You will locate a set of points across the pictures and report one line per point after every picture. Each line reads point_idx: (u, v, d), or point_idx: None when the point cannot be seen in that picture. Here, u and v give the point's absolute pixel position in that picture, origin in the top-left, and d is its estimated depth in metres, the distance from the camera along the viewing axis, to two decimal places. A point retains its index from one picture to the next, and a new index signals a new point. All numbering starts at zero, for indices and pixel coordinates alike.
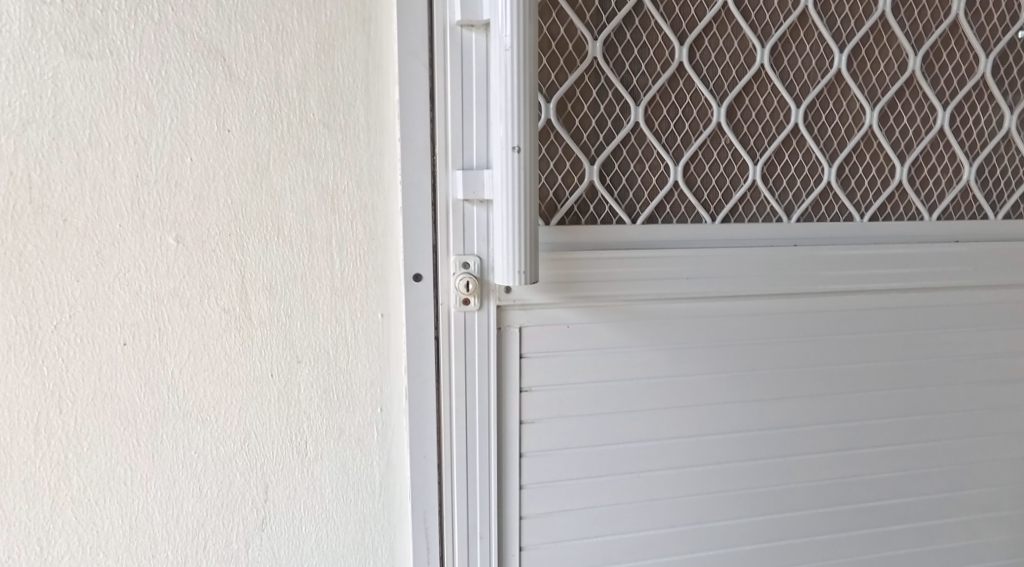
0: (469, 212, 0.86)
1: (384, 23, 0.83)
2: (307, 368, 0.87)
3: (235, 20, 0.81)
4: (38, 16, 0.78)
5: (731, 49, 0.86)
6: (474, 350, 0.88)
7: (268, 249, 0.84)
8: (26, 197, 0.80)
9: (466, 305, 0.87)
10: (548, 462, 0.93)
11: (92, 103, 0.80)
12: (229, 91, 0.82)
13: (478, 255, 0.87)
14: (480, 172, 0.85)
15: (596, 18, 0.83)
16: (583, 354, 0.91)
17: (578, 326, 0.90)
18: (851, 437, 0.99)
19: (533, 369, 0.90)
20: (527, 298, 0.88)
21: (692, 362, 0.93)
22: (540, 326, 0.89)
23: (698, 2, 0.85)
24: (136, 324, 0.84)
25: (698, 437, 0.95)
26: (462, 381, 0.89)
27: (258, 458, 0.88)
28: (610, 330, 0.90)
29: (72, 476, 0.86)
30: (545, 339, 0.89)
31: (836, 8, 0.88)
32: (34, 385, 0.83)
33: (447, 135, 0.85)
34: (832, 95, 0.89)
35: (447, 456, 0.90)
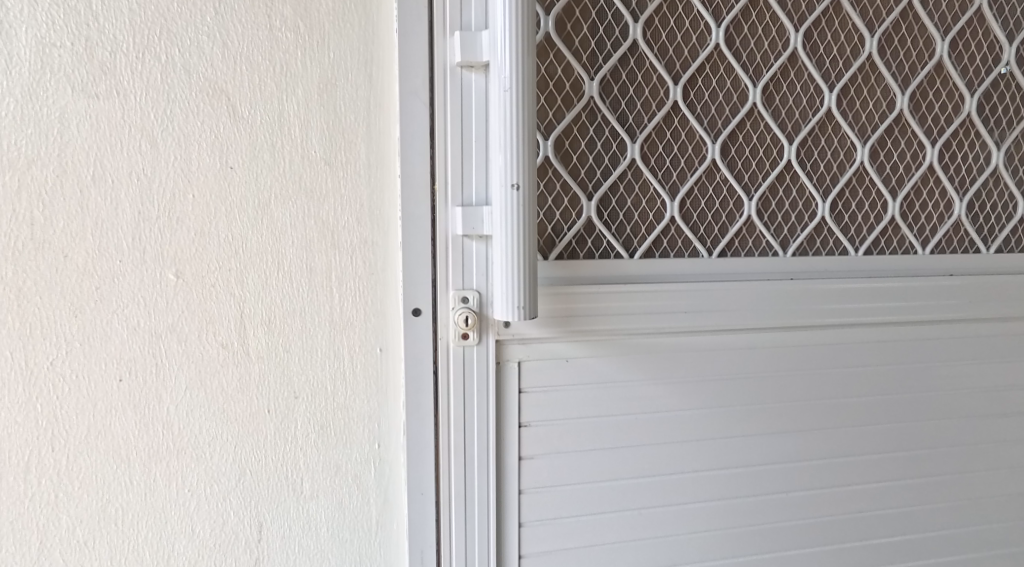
0: (468, 248, 0.87)
1: (385, 64, 0.85)
2: (305, 403, 0.86)
3: (240, 61, 0.82)
4: (47, 58, 0.79)
5: (724, 88, 0.89)
6: (473, 385, 0.88)
7: (268, 283, 0.85)
8: (28, 234, 0.81)
9: (465, 339, 0.87)
10: (548, 500, 0.91)
11: (97, 142, 0.81)
12: (233, 129, 0.83)
13: (477, 290, 0.88)
14: (480, 208, 0.86)
15: (592, 58, 0.86)
16: (582, 388, 0.90)
17: (577, 360, 0.90)
18: (854, 473, 0.98)
19: (532, 404, 0.90)
20: (526, 332, 0.88)
21: (692, 396, 0.92)
22: (539, 360, 0.89)
23: (691, 43, 0.88)
24: (133, 360, 0.84)
25: (699, 473, 0.94)
26: (461, 417, 0.88)
27: (254, 496, 0.87)
28: (610, 364, 0.90)
29: (63, 516, 0.84)
30: (544, 374, 0.89)
31: (824, 49, 0.91)
32: (27, 423, 0.82)
33: (447, 172, 0.86)
34: (823, 133, 0.92)
35: (446, 494, 0.89)
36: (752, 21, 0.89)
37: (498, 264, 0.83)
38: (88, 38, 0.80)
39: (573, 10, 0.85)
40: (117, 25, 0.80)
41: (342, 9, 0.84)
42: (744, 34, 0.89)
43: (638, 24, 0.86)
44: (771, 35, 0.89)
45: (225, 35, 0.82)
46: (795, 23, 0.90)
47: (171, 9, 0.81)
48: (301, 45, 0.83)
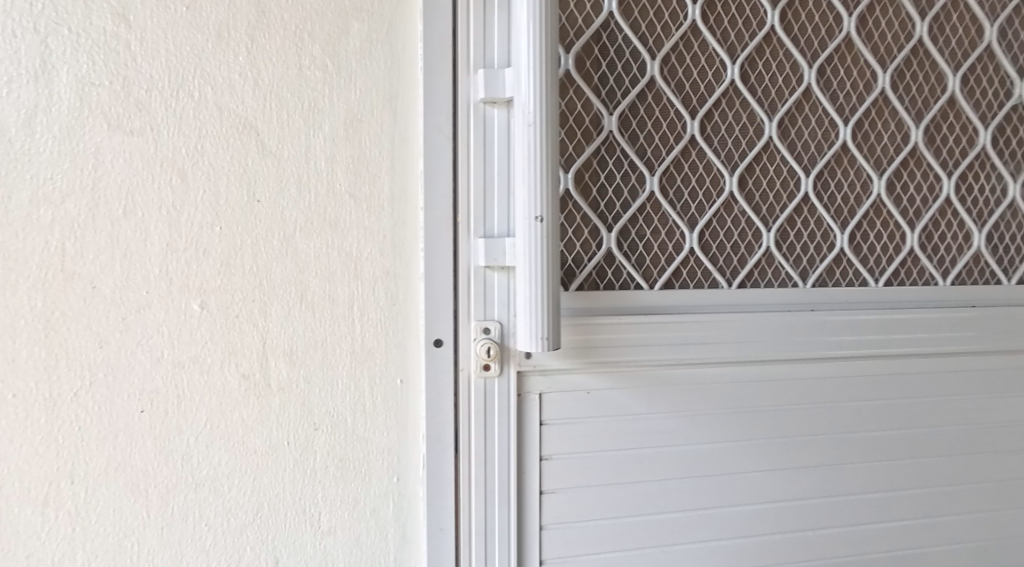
0: (490, 279, 0.88)
1: (409, 100, 0.88)
2: (324, 435, 0.86)
3: (270, 98, 0.85)
4: (86, 96, 0.82)
5: (741, 122, 0.90)
6: (495, 417, 0.87)
7: (291, 314, 0.86)
8: (58, 265, 0.82)
9: (487, 371, 0.87)
10: (570, 536, 0.89)
11: (129, 177, 0.83)
12: (261, 164, 0.85)
13: (499, 321, 0.88)
14: (502, 240, 0.87)
15: (611, 94, 0.88)
16: (603, 421, 0.89)
17: (598, 392, 0.89)
18: (881, 511, 0.95)
19: (553, 437, 0.89)
20: (547, 363, 0.88)
21: (714, 429, 0.91)
22: (560, 392, 0.89)
23: (707, 80, 0.90)
24: (155, 391, 0.84)
25: (723, 509, 0.92)
26: (482, 450, 0.87)
27: (271, 530, 0.86)
28: (630, 396, 0.89)
29: (78, 551, 0.83)
30: (565, 406, 0.89)
31: (838, 85, 0.93)
32: (48, 454, 0.82)
33: (469, 205, 0.88)
34: (838, 166, 0.93)
35: (465, 530, 0.87)
36: (766, 57, 0.91)
37: (520, 294, 0.84)
38: (125, 78, 0.83)
39: (593, 48, 0.88)
40: (154, 64, 0.83)
41: (369, 48, 0.87)
42: (759, 70, 0.91)
43: (655, 61, 0.88)
44: (785, 71, 0.91)
45: (257, 73, 0.85)
46: (808, 60, 0.92)
47: (206, 49, 0.84)
48: (329, 82, 0.86)
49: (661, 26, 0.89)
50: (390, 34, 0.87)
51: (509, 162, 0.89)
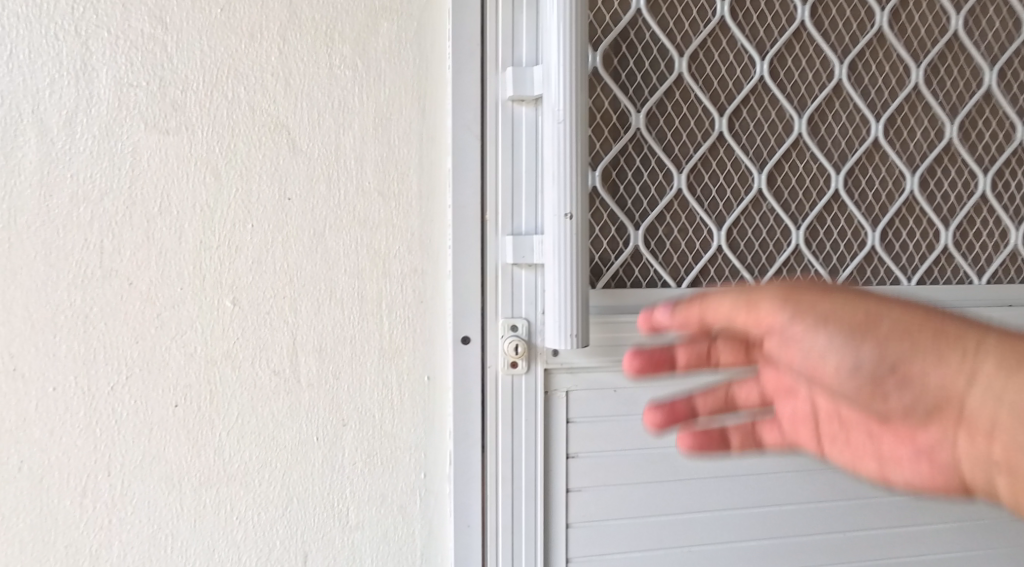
0: (517, 277, 0.89)
1: (438, 99, 0.89)
2: (352, 431, 0.87)
3: (301, 97, 0.86)
4: (124, 96, 0.84)
5: (770, 119, 0.92)
6: (521, 416, 0.90)
7: (321, 311, 0.87)
8: (96, 261, 0.83)
9: (514, 368, 0.89)
10: (595, 535, 0.92)
11: (166, 175, 0.85)
12: (292, 162, 0.86)
13: (526, 318, 0.90)
14: (530, 238, 0.88)
15: (638, 91, 0.89)
16: (628, 420, 0.93)
17: (623, 390, 0.92)
18: (896, 513, 0.99)
19: (579, 435, 0.92)
20: (573, 362, 0.90)
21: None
22: (586, 390, 0.92)
23: (736, 76, 0.91)
24: (189, 386, 0.85)
25: (742, 509, 0.95)
26: (508, 448, 0.89)
27: (300, 524, 0.87)
28: (655, 395, 0.92)
29: (115, 542, 0.85)
30: (591, 404, 0.92)
31: (869, 81, 0.94)
32: (86, 447, 0.84)
33: (497, 204, 0.89)
34: (870, 162, 0.94)
35: (492, 527, 0.89)
36: (796, 53, 0.93)
37: (549, 292, 0.84)
38: (161, 78, 0.84)
39: (620, 46, 0.88)
40: (189, 64, 0.85)
41: (398, 47, 0.88)
42: (788, 65, 0.92)
43: (683, 58, 0.89)
44: (816, 67, 0.93)
45: (288, 72, 0.86)
46: (839, 55, 0.93)
47: (239, 49, 0.85)
48: (358, 81, 0.87)
49: (689, 23, 0.90)
50: (419, 33, 0.88)
51: (538, 159, 0.89)
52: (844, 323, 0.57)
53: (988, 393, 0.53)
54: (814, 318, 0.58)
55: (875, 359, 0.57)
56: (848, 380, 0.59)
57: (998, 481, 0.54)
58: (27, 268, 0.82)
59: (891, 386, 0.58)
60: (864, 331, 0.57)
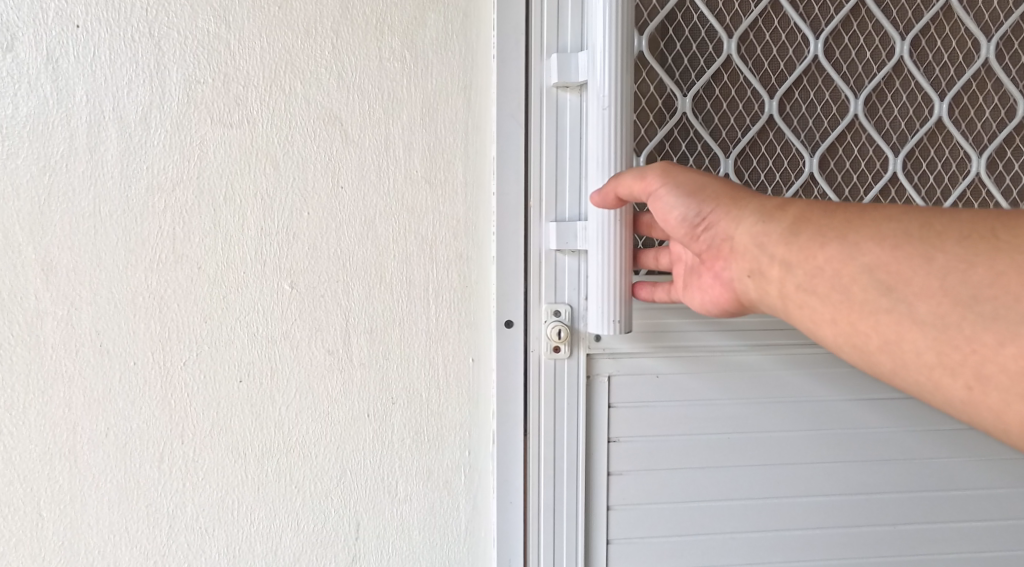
0: (561, 263, 0.92)
1: (483, 87, 0.92)
2: (400, 409, 0.93)
3: (353, 90, 0.90)
4: (193, 92, 0.89)
5: (823, 101, 0.92)
6: (564, 399, 0.93)
7: (371, 294, 0.92)
8: (169, 246, 0.90)
9: (556, 352, 0.92)
10: (638, 517, 0.96)
11: (230, 166, 0.90)
12: (345, 152, 0.90)
13: (569, 304, 0.93)
14: (573, 224, 0.91)
15: (685, 75, 0.90)
16: (669, 405, 0.95)
17: (668, 375, 0.94)
18: (939, 509, 0.98)
19: (622, 418, 0.95)
20: (616, 347, 0.93)
21: (776, 419, 0.96)
22: (628, 374, 0.94)
23: (788, 57, 0.91)
24: (252, 363, 0.91)
25: (782, 499, 0.97)
26: (551, 430, 0.93)
27: (352, 495, 0.93)
28: (698, 380, 0.95)
29: (188, 504, 0.92)
30: (634, 389, 0.94)
31: (934, 57, 0.93)
32: (162, 419, 0.91)
33: (541, 191, 0.92)
34: (932, 143, 0.93)
35: (534, 505, 0.94)
36: (853, 31, 0.92)
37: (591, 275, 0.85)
38: (225, 75, 0.89)
39: (667, 28, 0.90)
40: (250, 60, 0.89)
41: (445, 40, 0.91)
42: (845, 44, 0.92)
43: (732, 40, 0.90)
44: (874, 44, 0.92)
45: (341, 66, 0.90)
46: (901, 32, 0.92)
47: (295, 46, 0.89)
48: (407, 73, 0.90)
49: (738, 3, 0.90)
50: (465, 25, 0.91)
51: (582, 146, 0.92)
52: (684, 189, 0.74)
53: (750, 234, 0.70)
54: (669, 186, 0.74)
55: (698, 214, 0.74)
56: (678, 230, 0.76)
57: (751, 286, 0.72)
58: (110, 253, 0.89)
59: (705, 237, 0.75)
60: (695, 192, 0.74)
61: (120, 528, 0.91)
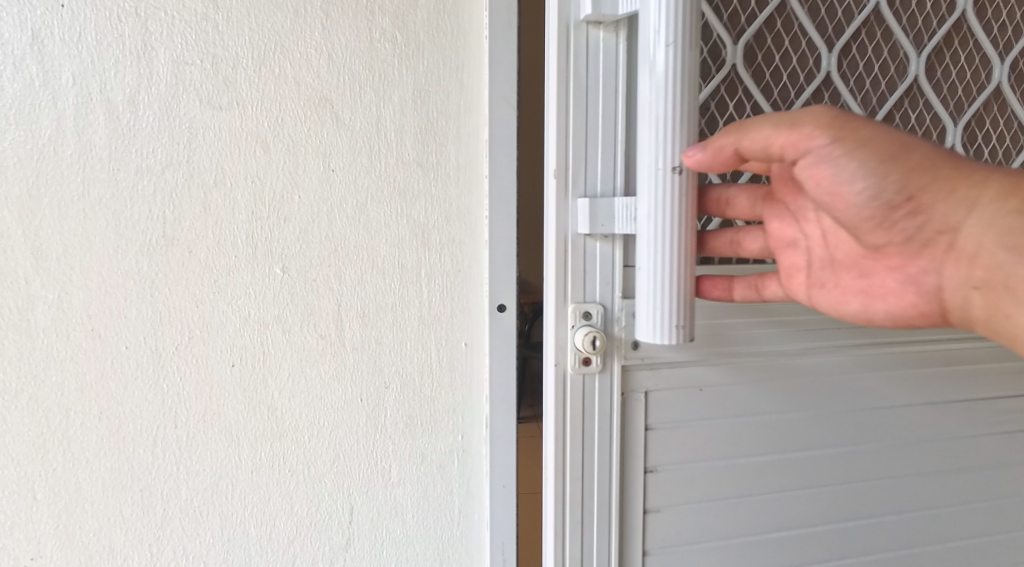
0: (592, 251, 0.92)
1: (475, 70, 0.92)
2: (393, 393, 0.93)
3: (345, 71, 0.89)
4: (182, 74, 0.87)
5: (884, 57, 1.03)
6: (596, 422, 0.95)
7: (364, 279, 0.91)
8: (160, 231, 0.89)
9: (587, 364, 0.93)
10: (667, 554, 1.00)
11: (220, 149, 0.89)
12: (336, 136, 0.90)
13: (599, 304, 0.93)
14: (603, 202, 0.88)
15: (735, 21, 0.97)
16: (698, 427, 0.99)
17: (707, 390, 0.99)
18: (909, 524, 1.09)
19: (655, 443, 0.98)
20: (652, 359, 0.96)
21: (790, 436, 1.03)
22: (663, 392, 0.97)
23: (848, 12, 1.01)
24: (244, 348, 0.91)
25: (791, 531, 1.04)
26: (580, 461, 0.95)
27: (345, 478, 0.93)
28: (726, 394, 0.99)
29: (182, 488, 0.92)
30: (665, 409, 0.97)
31: (991, 15, 1.08)
32: (155, 403, 0.90)
33: (569, 158, 0.90)
34: (989, 110, 1.08)
35: (562, 553, 0.95)
36: None
37: (647, 263, 0.77)
38: (215, 56, 0.88)
39: None
40: (239, 42, 0.88)
41: (438, 22, 0.90)
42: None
43: None
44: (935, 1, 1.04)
45: (331, 47, 0.89)
46: None
47: (285, 26, 0.88)
48: (399, 54, 0.90)
49: None
50: (456, 5, 0.90)
51: (615, 106, 0.90)
52: (871, 159, 0.71)
53: (979, 230, 0.72)
54: (853, 153, 0.71)
55: (897, 187, 0.72)
56: (862, 208, 0.74)
57: (980, 299, 0.74)
58: (100, 237, 0.88)
59: (904, 219, 0.74)
60: (893, 158, 0.71)
61: (115, 512, 0.91)
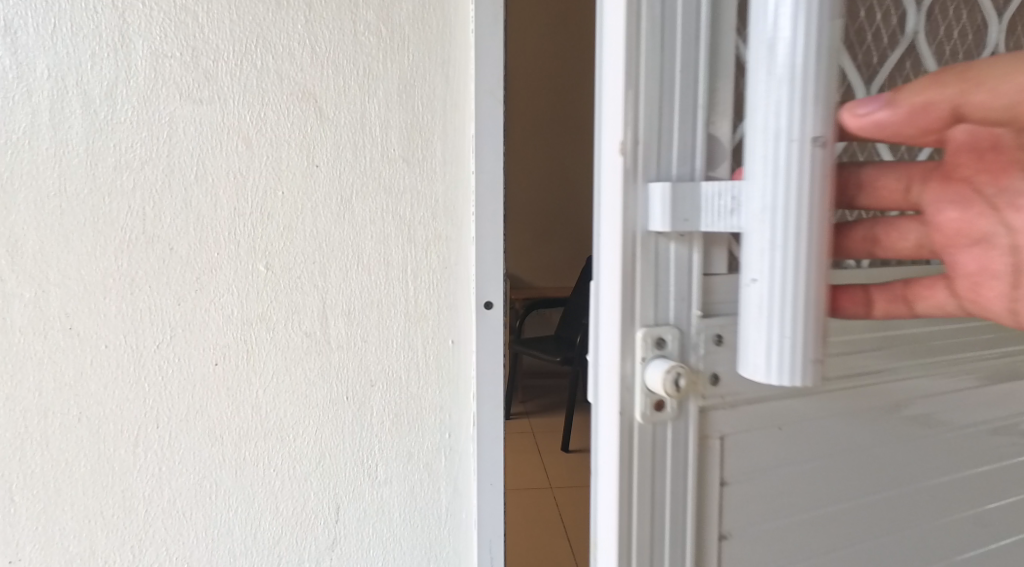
0: (663, 256, 0.69)
1: (460, 64, 0.91)
2: (380, 391, 0.92)
3: (329, 65, 0.88)
4: (160, 67, 0.85)
5: None
6: (664, 484, 0.72)
7: (349, 276, 0.90)
8: (140, 227, 0.87)
9: (659, 411, 0.70)
10: None
11: (201, 144, 0.87)
12: (319, 130, 0.88)
13: (675, 326, 0.71)
14: (689, 191, 0.65)
15: None
16: (781, 471, 0.78)
17: (788, 427, 0.78)
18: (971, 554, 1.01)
19: (732, 500, 0.76)
20: (731, 392, 0.74)
21: (874, 473, 0.84)
22: (741, 433, 0.75)
23: None
24: (228, 346, 0.90)
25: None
26: (649, 520, 0.72)
27: (331, 477, 0.93)
28: (808, 429, 0.79)
29: (165, 488, 0.91)
30: (743, 452, 0.76)
31: None
32: (136, 402, 0.89)
33: (638, 128, 0.67)
34: None
35: None
36: None
37: (771, 268, 0.51)
38: (195, 49, 0.86)
39: None
40: (220, 34, 0.86)
41: (423, 16, 0.89)
42: None
43: None
44: None
45: (314, 41, 0.87)
46: None
47: (267, 18, 0.86)
48: (383, 48, 0.88)
49: None
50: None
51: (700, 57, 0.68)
52: None
53: None
54: None
55: None
56: None
57: None
58: (78, 234, 0.86)
59: None
60: None
61: (95, 514, 0.90)
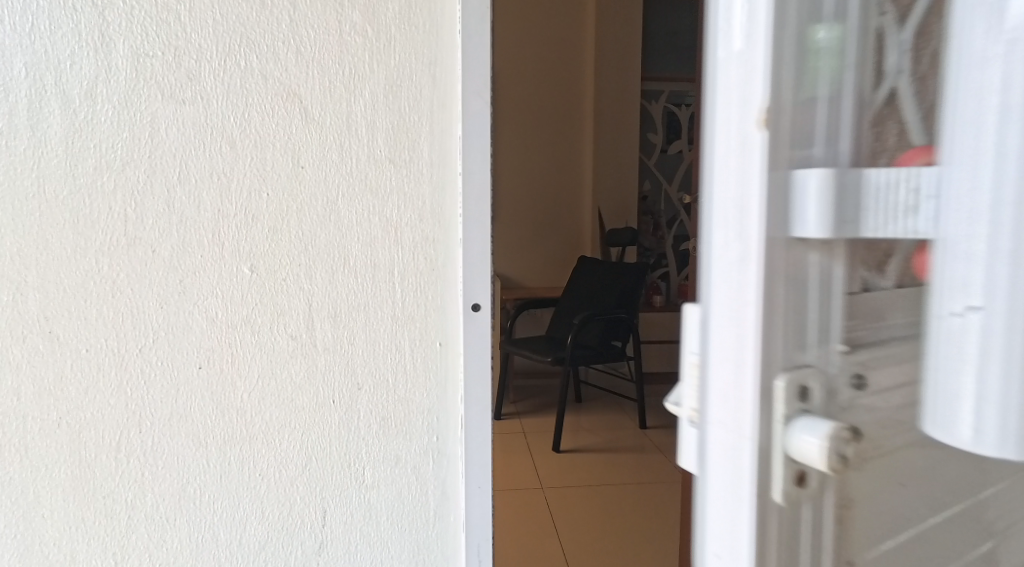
0: (803, 266, 0.41)
1: (447, 65, 0.90)
2: (367, 394, 0.91)
3: (314, 65, 0.87)
4: (141, 66, 0.84)
5: None
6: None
7: (335, 278, 0.89)
8: (121, 229, 0.85)
9: (801, 486, 0.41)
10: None
11: (184, 144, 0.86)
12: (305, 131, 0.87)
13: (819, 365, 0.42)
14: (845, 177, 0.41)
15: None
16: (920, 540, 0.49)
17: (913, 481, 0.48)
18: None
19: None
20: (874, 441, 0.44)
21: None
22: (879, 500, 0.46)
23: None
24: (212, 349, 0.88)
25: None
26: None
27: (318, 481, 0.92)
28: (938, 473, 0.50)
29: (147, 494, 0.89)
30: (887, 523, 0.46)
31: None
32: (118, 406, 0.87)
33: (782, 80, 0.39)
34: None
35: None
36: None
37: (997, 287, 0.36)
38: (177, 48, 0.85)
39: None
40: (203, 34, 0.85)
41: (409, 15, 0.88)
42: None
43: None
44: None
45: (299, 41, 0.86)
46: None
47: (251, 17, 0.85)
48: (369, 49, 0.88)
49: None
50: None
51: None
52: None
53: None
54: None
55: None
56: None
57: None
58: (57, 236, 0.84)
59: None
60: None
61: (76, 520, 0.88)
